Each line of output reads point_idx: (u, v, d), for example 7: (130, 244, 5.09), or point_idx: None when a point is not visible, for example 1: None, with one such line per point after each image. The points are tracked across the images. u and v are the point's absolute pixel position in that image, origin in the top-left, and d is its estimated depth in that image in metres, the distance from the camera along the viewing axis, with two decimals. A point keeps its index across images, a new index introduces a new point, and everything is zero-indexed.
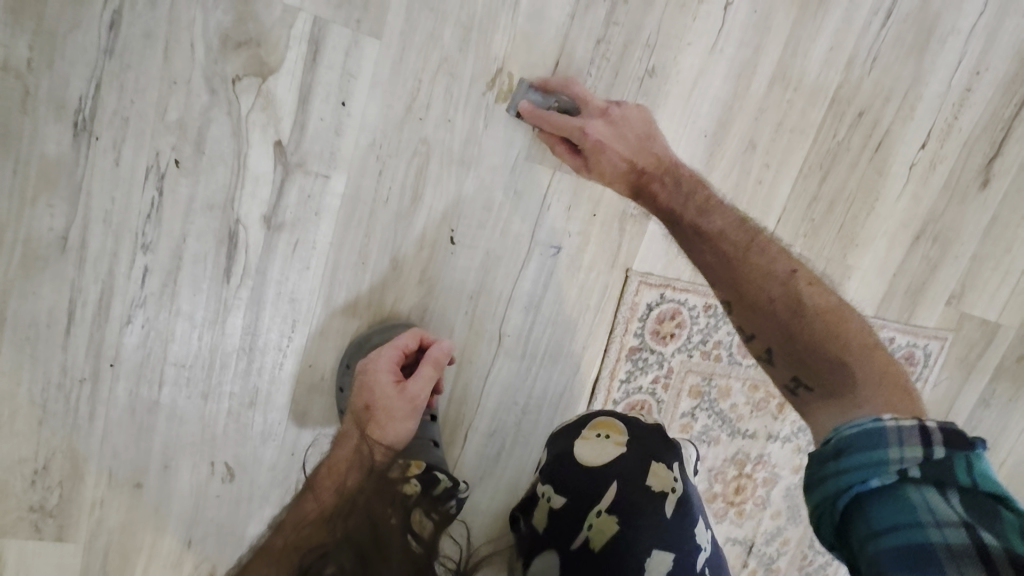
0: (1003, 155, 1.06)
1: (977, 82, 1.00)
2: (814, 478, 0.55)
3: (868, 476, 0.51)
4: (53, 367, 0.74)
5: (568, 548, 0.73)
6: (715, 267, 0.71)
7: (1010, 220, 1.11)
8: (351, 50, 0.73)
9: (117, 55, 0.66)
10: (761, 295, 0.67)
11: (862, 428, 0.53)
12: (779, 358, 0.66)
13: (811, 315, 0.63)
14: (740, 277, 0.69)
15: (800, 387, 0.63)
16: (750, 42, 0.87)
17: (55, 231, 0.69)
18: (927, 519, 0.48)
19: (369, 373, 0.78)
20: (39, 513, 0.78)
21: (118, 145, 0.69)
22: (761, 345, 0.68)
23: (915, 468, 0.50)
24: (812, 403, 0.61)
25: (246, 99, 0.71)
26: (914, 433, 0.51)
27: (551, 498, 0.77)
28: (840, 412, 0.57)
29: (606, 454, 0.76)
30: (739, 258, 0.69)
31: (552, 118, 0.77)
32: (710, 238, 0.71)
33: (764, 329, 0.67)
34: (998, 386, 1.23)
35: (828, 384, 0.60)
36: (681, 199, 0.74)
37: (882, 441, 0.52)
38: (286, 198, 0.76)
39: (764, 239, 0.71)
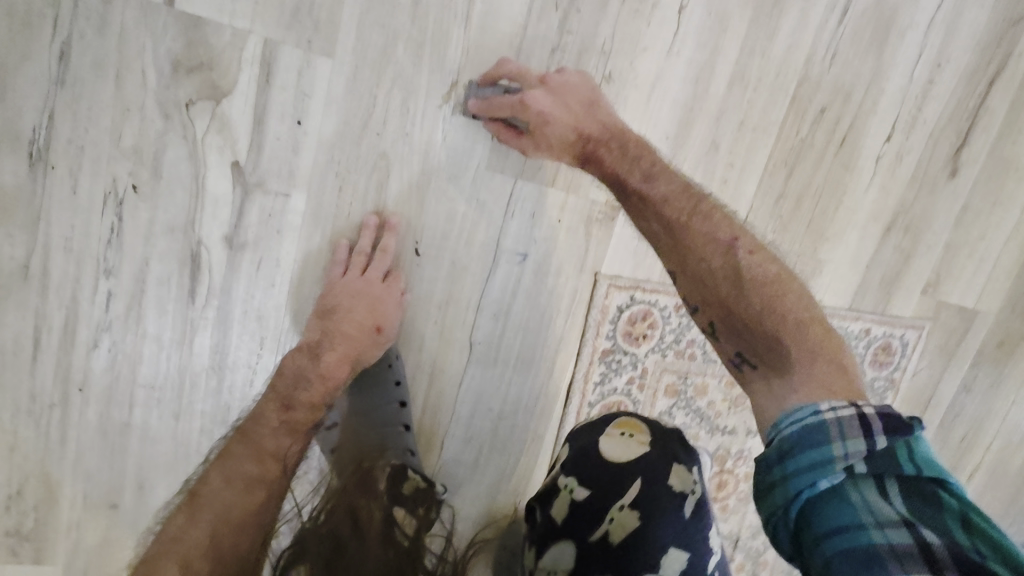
0: (970, 144, 1.06)
1: (940, 73, 1.01)
2: (762, 485, 0.54)
3: (815, 479, 0.50)
4: (23, 394, 0.75)
5: (585, 540, 0.70)
6: (660, 240, 0.70)
7: (981, 208, 1.11)
8: (303, 70, 0.73)
9: (69, 85, 0.67)
10: (703, 268, 0.66)
11: (804, 425, 0.53)
12: (721, 332, 0.66)
13: (750, 290, 0.63)
14: (683, 249, 0.68)
15: (745, 363, 0.64)
16: (706, 44, 0.87)
17: (16, 259, 0.70)
18: (868, 520, 0.48)
19: (329, 283, 0.80)
20: (16, 538, 0.79)
21: (74, 173, 0.69)
22: (705, 317, 0.67)
23: (858, 464, 0.50)
24: (756, 381, 0.62)
25: (201, 122, 0.72)
26: (854, 425, 0.51)
27: (572, 491, 0.72)
28: (779, 398, 0.58)
29: (630, 452, 0.73)
30: (682, 228, 0.68)
31: (494, 102, 0.77)
32: (655, 207, 0.70)
33: (707, 301, 0.66)
34: (978, 373, 1.23)
35: (770, 362, 0.61)
36: (626, 164, 0.72)
37: (824, 438, 0.51)
38: (246, 218, 0.76)
39: (708, 206, 0.69)
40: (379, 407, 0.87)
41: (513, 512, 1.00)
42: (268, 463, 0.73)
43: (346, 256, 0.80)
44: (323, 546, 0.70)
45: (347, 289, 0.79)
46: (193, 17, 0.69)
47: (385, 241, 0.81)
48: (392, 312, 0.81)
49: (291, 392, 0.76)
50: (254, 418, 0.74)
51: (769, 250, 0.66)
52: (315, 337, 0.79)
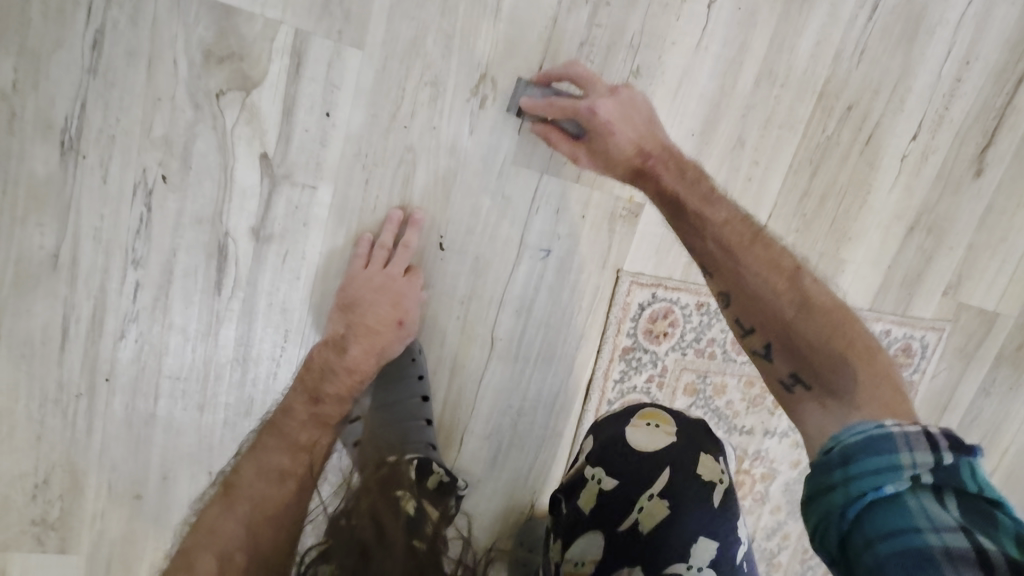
0: (996, 144, 1.05)
1: (967, 72, 1.00)
2: (819, 488, 0.53)
3: (878, 484, 0.50)
4: (50, 383, 0.75)
5: (613, 529, 0.69)
6: (714, 256, 0.69)
7: (1006, 209, 1.10)
8: (333, 62, 0.73)
9: (101, 74, 0.67)
10: (765, 290, 0.65)
11: (869, 434, 0.52)
12: (775, 354, 0.64)
13: (816, 313, 0.63)
14: (738, 268, 0.67)
15: (796, 384, 0.63)
16: (734, 40, 0.87)
17: (46, 248, 0.70)
18: (925, 524, 0.47)
19: (350, 275, 0.80)
20: (41, 527, 0.79)
21: (105, 163, 0.69)
22: (759, 339, 0.66)
23: (927, 475, 0.50)
24: (807, 403, 0.61)
25: (231, 113, 0.71)
26: (922, 439, 0.51)
27: (600, 481, 0.73)
28: (839, 417, 0.57)
29: (656, 442, 0.73)
30: (741, 248, 0.68)
31: (555, 103, 0.76)
32: (710, 228, 0.70)
33: (764, 322, 0.65)
34: (997, 375, 1.22)
35: (827, 384, 0.60)
36: (685, 186, 0.72)
37: (889, 447, 0.51)
38: (273, 210, 0.76)
39: (767, 234, 0.70)
40: (402, 401, 0.87)
41: (530, 509, 1.00)
42: (301, 454, 0.73)
43: (368, 249, 0.80)
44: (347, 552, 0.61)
45: (367, 281, 0.79)
46: (225, 7, 0.68)
47: (408, 234, 0.81)
48: (414, 305, 0.81)
49: (318, 385, 0.77)
50: (284, 410, 0.75)
51: (826, 282, 0.67)
52: (341, 330, 0.80)
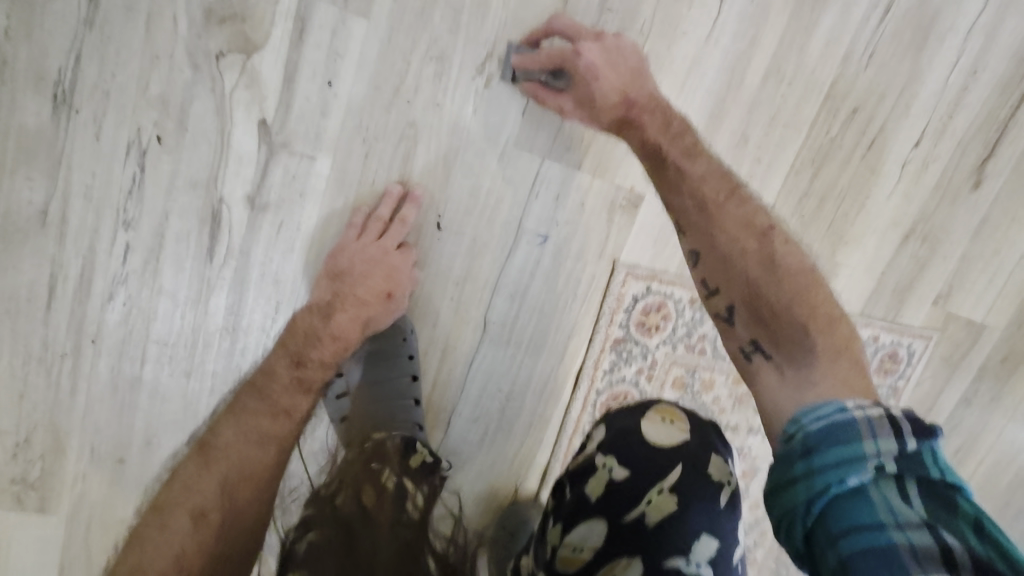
0: (996, 156, 1.06)
1: (974, 82, 0.99)
2: (782, 481, 0.51)
3: (844, 475, 0.48)
4: (34, 341, 0.74)
5: (619, 520, 0.67)
6: (691, 216, 0.71)
7: (1001, 221, 1.11)
8: (338, 30, 0.71)
9: (97, 27, 0.65)
10: (734, 251, 0.67)
11: (831, 421, 0.51)
12: (740, 319, 0.66)
13: (782, 277, 0.64)
14: (714, 227, 0.69)
15: (756, 351, 0.64)
16: (745, 35, 0.86)
17: (35, 204, 0.69)
18: (887, 518, 0.45)
19: (341, 245, 0.78)
20: (21, 486, 0.79)
21: (98, 119, 0.67)
22: (724, 301, 0.67)
23: (891, 463, 0.48)
24: (765, 370, 0.62)
25: (230, 76, 0.70)
26: (884, 424, 0.49)
27: (611, 470, 0.70)
28: (794, 386, 0.58)
29: (671, 438, 0.72)
30: (717, 206, 0.69)
31: (546, 54, 0.75)
32: (693, 186, 0.71)
33: (730, 285, 0.66)
34: (980, 386, 1.23)
35: (788, 350, 0.61)
36: (669, 138, 0.73)
37: (853, 435, 0.49)
38: (270, 178, 0.75)
39: (744, 193, 0.71)
40: (391, 379, 0.86)
41: (513, 494, 1.00)
42: (281, 419, 0.71)
43: (360, 222, 0.78)
44: (332, 526, 0.63)
45: (360, 253, 0.78)
46: None
47: (404, 209, 0.79)
48: (406, 281, 0.80)
49: (302, 348, 0.74)
50: (265, 372, 0.72)
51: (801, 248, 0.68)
52: (327, 297, 0.77)
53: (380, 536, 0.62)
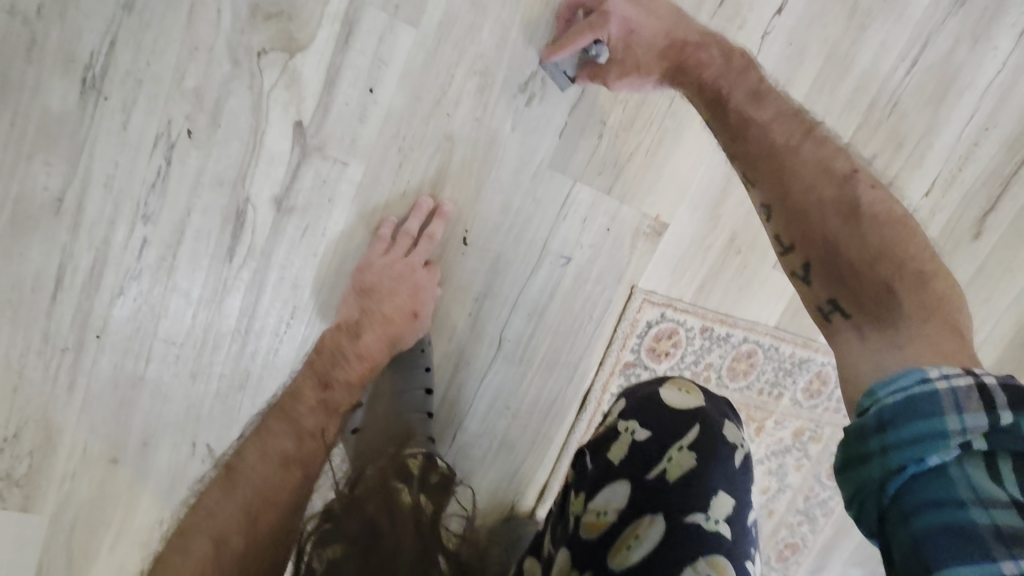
0: (997, 211, 1.10)
1: (984, 138, 1.03)
2: (849, 457, 0.43)
3: (924, 453, 0.40)
4: (35, 333, 0.70)
5: (642, 479, 0.61)
6: (756, 162, 0.62)
7: (995, 272, 1.15)
8: (385, 37, 0.69)
9: (137, 12, 0.62)
10: (810, 200, 0.58)
11: (909, 394, 0.42)
12: (815, 276, 0.57)
13: (866, 226, 0.54)
14: (782, 174, 0.60)
15: (835, 311, 0.55)
16: (780, 75, 0.87)
17: (50, 190, 0.65)
18: (971, 497, 0.38)
19: (367, 261, 0.76)
20: (5, 482, 0.75)
21: (127, 108, 0.64)
22: (799, 257, 0.58)
23: (980, 440, 0.40)
24: (845, 332, 0.53)
25: (270, 74, 0.67)
26: (974, 396, 0.40)
27: (633, 432, 0.65)
28: (877, 349, 0.49)
29: (688, 401, 0.67)
30: (787, 150, 0.60)
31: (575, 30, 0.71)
32: (760, 128, 0.62)
33: (803, 238, 0.58)
34: None
35: (871, 310, 0.52)
36: (731, 78, 0.66)
37: (934, 409, 0.40)
38: (300, 181, 0.72)
39: (821, 132, 0.62)
40: (403, 392, 0.85)
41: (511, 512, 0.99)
42: (307, 441, 0.66)
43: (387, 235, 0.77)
44: (353, 526, 0.58)
45: (386, 269, 0.76)
46: None
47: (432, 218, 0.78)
48: (431, 299, 0.79)
49: (329, 369, 0.71)
50: (293, 395, 0.69)
51: (891, 193, 0.58)
52: (355, 314, 0.76)
53: (404, 533, 0.58)
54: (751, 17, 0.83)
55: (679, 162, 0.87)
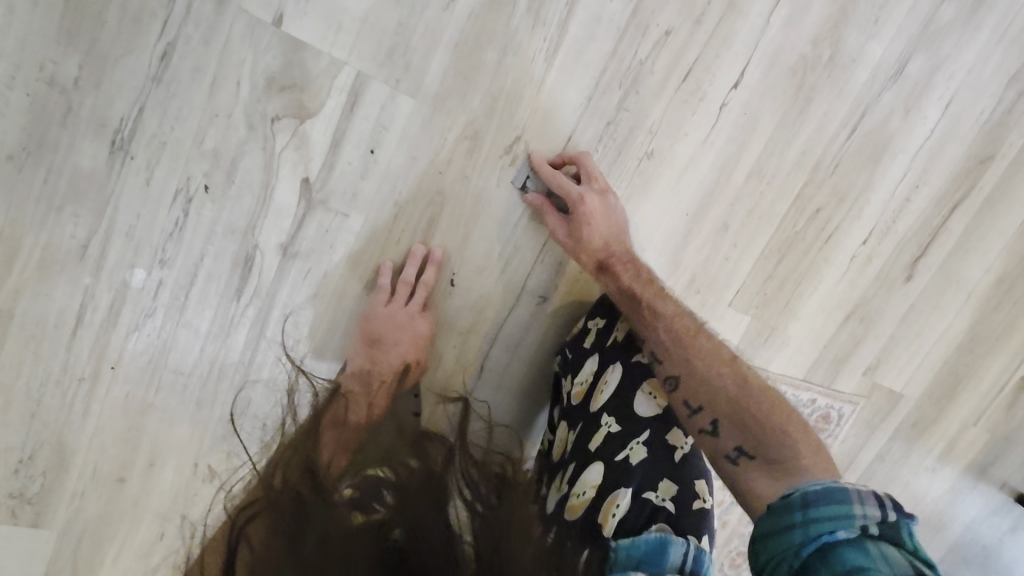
0: (926, 256, 1.23)
1: (915, 194, 1.16)
2: (777, 530, 0.56)
3: (834, 526, 0.52)
4: (55, 365, 0.76)
5: (612, 460, 0.75)
6: (669, 349, 0.75)
7: (925, 310, 1.29)
8: (386, 106, 0.78)
9: (164, 84, 0.68)
10: (712, 371, 0.71)
11: (825, 488, 0.56)
12: (723, 430, 0.68)
13: (754, 393, 0.69)
14: (689, 355, 0.73)
15: (742, 455, 0.66)
16: (736, 139, 0.98)
17: (76, 239, 0.71)
18: (880, 564, 0.48)
19: (371, 308, 0.85)
20: (18, 500, 0.80)
21: (151, 166, 0.71)
22: (708, 417, 0.70)
23: (876, 527, 0.51)
24: (754, 472, 0.64)
25: (282, 137, 0.75)
26: (872, 495, 0.54)
27: (608, 425, 0.80)
28: (786, 479, 0.61)
29: (652, 409, 0.79)
30: (690, 339, 0.74)
31: (554, 177, 0.83)
32: (666, 320, 0.77)
33: (710, 402, 0.70)
34: (893, 445, 1.42)
35: (771, 451, 0.64)
36: (641, 283, 0.80)
37: (844, 497, 0.54)
38: (304, 230, 0.80)
39: (705, 331, 0.77)
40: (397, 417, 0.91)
41: None
42: None
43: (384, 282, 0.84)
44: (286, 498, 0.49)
45: (389, 317, 0.84)
46: (296, 41, 0.72)
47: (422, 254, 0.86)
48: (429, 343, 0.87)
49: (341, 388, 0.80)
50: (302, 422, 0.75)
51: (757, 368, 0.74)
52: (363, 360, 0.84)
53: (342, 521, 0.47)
54: (711, 90, 0.93)
55: (645, 215, 0.97)
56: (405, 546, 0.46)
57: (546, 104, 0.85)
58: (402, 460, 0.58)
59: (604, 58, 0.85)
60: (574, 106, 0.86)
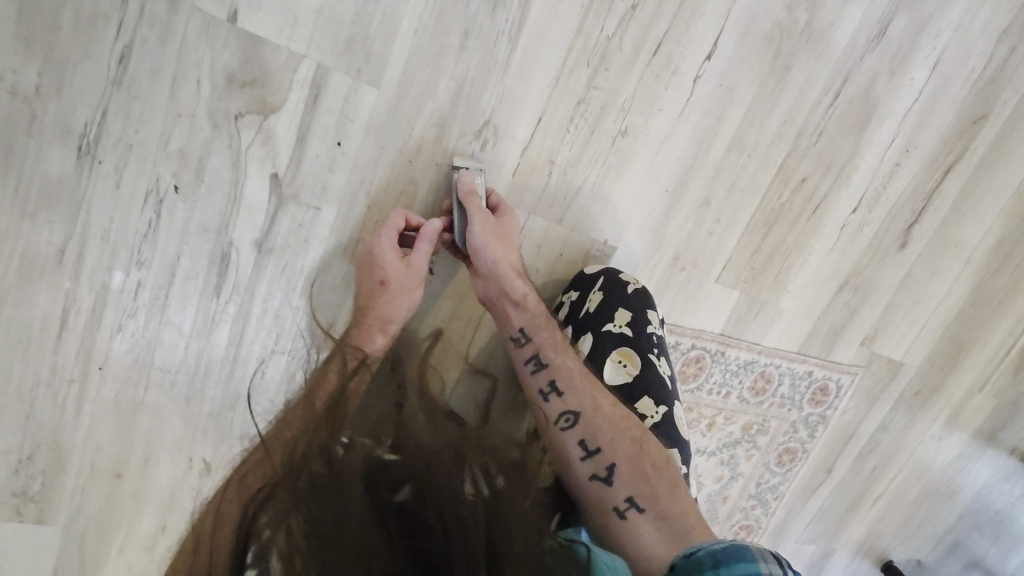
0: (921, 222, 1.20)
1: (906, 159, 1.13)
2: None
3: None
4: (44, 368, 0.78)
5: None
6: (575, 386, 0.79)
7: (922, 276, 1.26)
8: (349, 97, 0.78)
9: (125, 87, 0.69)
10: (613, 417, 0.76)
11: (732, 545, 0.57)
12: (618, 479, 0.72)
13: (645, 445, 0.75)
14: (594, 398, 0.78)
15: (631, 508, 0.70)
16: (713, 112, 0.96)
17: (53, 244, 0.73)
18: None
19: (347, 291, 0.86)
20: (21, 498, 0.83)
21: (120, 169, 0.72)
22: (604, 462, 0.73)
23: None
24: (641, 525, 0.68)
25: (247, 134, 0.75)
26: (775, 556, 0.55)
27: None
28: (673, 533, 0.66)
29: (618, 379, 0.86)
30: (592, 382, 0.80)
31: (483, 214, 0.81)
32: (573, 361, 0.81)
33: (611, 445, 0.74)
34: (895, 415, 1.40)
35: (658, 507, 0.69)
36: (552, 328, 0.83)
37: (750, 554, 0.55)
38: (277, 225, 0.81)
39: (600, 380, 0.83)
40: None
41: None
42: None
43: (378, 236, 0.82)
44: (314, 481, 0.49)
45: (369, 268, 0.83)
46: (253, 37, 0.72)
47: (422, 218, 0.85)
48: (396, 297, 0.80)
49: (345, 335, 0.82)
50: None
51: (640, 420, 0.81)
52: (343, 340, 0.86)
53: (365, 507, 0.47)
54: (683, 62, 0.91)
55: (623, 193, 0.96)
56: (424, 530, 0.47)
57: (513, 86, 0.84)
58: (421, 426, 0.57)
59: (569, 36, 0.84)
60: (541, 86, 0.85)
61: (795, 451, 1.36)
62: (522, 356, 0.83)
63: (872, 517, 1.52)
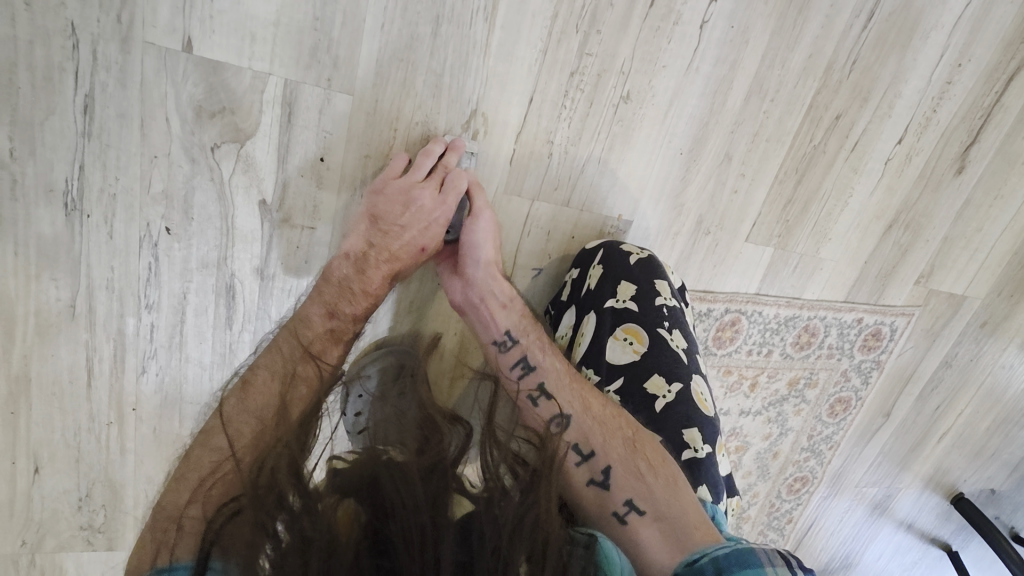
0: (979, 142, 1.07)
1: (959, 73, 0.99)
2: None
3: None
4: (82, 415, 0.81)
5: None
6: (561, 381, 0.71)
7: (984, 202, 1.14)
8: (324, 109, 0.73)
9: (96, 136, 0.67)
10: (604, 415, 0.69)
11: (735, 549, 0.52)
12: (614, 482, 0.64)
13: (640, 444, 0.67)
14: (581, 394, 0.70)
15: (630, 512, 0.62)
16: (726, 58, 0.86)
17: (63, 300, 0.74)
18: None
19: None
20: (89, 530, 0.89)
21: (109, 219, 0.71)
22: (599, 465, 0.66)
23: None
24: (642, 530, 0.60)
25: (227, 164, 0.73)
26: (779, 556, 0.50)
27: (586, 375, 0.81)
28: (678, 535, 0.57)
29: (626, 358, 0.79)
30: (580, 380, 0.73)
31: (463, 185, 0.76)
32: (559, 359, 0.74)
33: (604, 447, 0.66)
34: (959, 350, 1.31)
35: (659, 507, 0.61)
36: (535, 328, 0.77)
37: (755, 560, 0.50)
38: (275, 250, 0.80)
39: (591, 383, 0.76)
40: None
41: None
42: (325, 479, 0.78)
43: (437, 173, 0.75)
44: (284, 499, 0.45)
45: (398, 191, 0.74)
46: (212, 63, 0.67)
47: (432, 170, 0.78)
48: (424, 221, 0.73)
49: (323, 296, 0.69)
50: None
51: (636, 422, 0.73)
52: None
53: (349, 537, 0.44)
54: (687, 8, 0.81)
55: (632, 164, 0.89)
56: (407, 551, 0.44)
57: (496, 69, 0.77)
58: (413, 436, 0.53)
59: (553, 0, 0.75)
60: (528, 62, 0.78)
61: (848, 400, 1.29)
62: (508, 360, 0.75)
63: (938, 454, 1.45)
